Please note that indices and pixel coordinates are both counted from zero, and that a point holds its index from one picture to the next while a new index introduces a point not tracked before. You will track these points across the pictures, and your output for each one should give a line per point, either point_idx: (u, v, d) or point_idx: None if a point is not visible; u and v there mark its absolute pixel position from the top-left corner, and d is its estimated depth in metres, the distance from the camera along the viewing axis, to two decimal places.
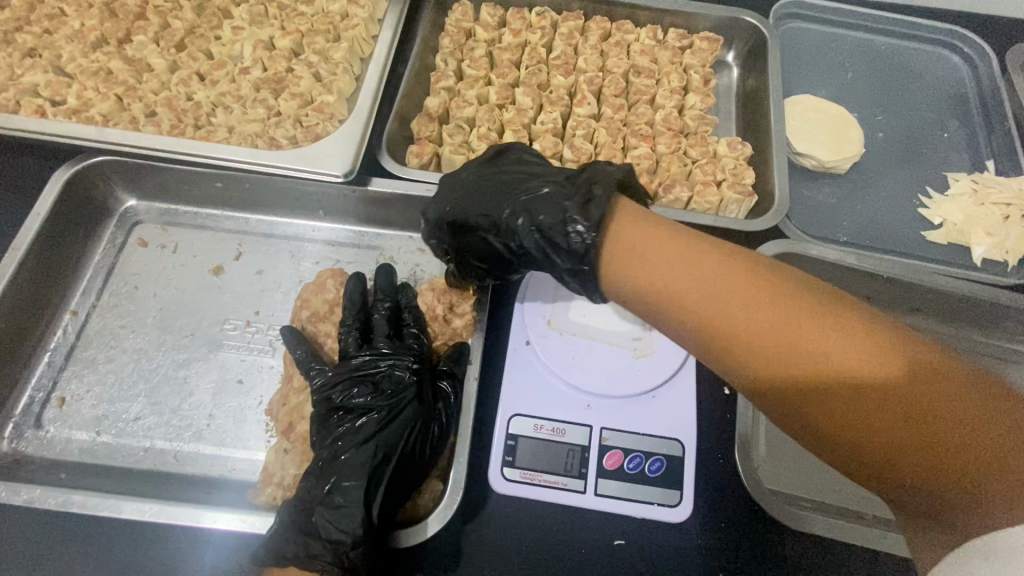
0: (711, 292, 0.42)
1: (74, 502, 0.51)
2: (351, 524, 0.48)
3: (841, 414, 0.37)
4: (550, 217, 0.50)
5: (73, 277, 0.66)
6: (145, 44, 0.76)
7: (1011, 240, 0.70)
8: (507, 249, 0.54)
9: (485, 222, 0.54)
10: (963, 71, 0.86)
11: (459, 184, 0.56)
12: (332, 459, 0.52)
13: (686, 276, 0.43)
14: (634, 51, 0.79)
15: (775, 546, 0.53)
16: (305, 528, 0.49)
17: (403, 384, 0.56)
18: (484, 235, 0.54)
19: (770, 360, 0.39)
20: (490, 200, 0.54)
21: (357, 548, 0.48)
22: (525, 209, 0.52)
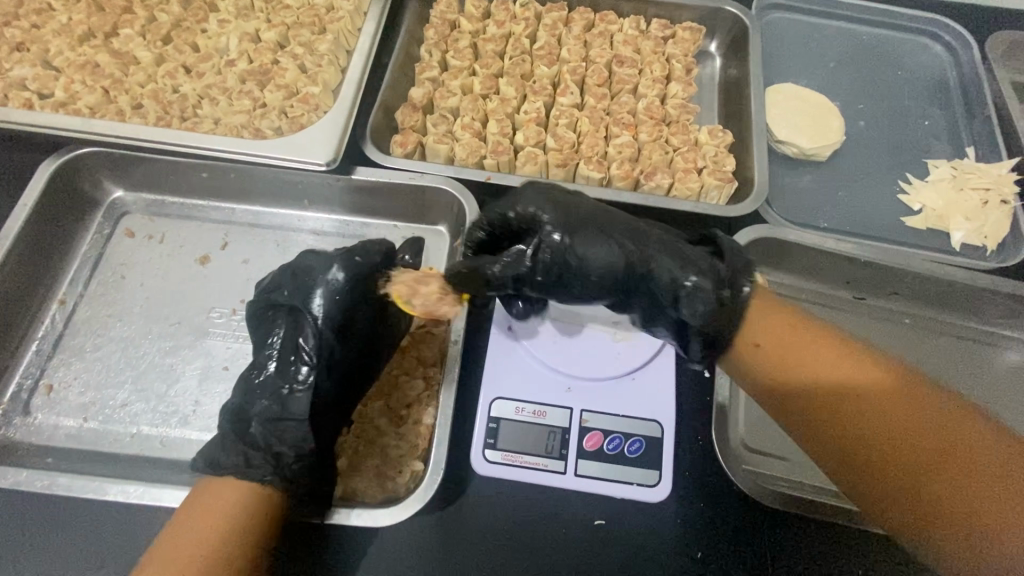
0: (804, 349, 0.48)
1: (61, 485, 0.52)
2: (297, 436, 0.51)
3: (884, 468, 0.44)
4: (688, 253, 0.51)
5: (61, 266, 0.67)
6: (132, 38, 0.77)
7: (989, 225, 0.70)
8: (611, 266, 0.51)
9: (592, 235, 0.52)
10: (945, 60, 0.87)
11: (562, 193, 0.56)
12: (273, 371, 0.54)
13: (784, 334, 0.49)
14: (617, 41, 0.80)
15: (752, 523, 0.54)
16: (246, 439, 0.51)
17: (345, 295, 0.57)
18: (590, 244, 0.52)
19: (830, 412, 0.47)
20: (611, 224, 0.53)
21: (300, 461, 0.51)
22: (653, 237, 0.52)
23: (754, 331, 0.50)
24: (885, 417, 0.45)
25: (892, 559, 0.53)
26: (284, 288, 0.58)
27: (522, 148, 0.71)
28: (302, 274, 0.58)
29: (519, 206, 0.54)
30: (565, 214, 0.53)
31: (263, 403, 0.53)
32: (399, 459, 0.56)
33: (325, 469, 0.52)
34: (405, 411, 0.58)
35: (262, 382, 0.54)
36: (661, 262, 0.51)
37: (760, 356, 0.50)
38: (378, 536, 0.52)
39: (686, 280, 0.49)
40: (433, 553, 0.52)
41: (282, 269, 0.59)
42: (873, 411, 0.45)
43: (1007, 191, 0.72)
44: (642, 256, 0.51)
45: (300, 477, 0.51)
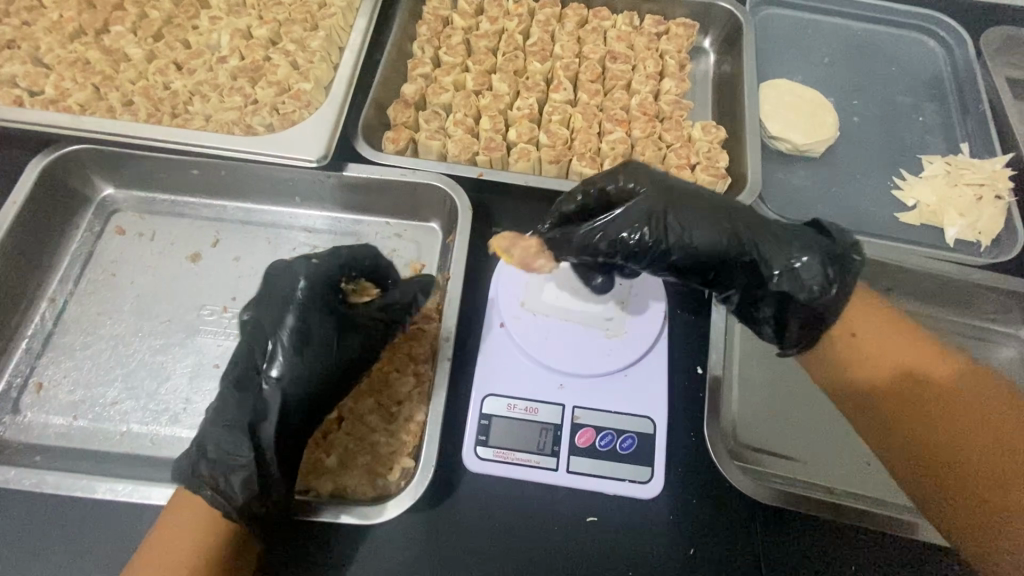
0: (893, 348, 0.52)
1: (48, 483, 0.52)
2: (234, 447, 0.49)
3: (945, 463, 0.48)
4: (801, 241, 0.51)
5: (51, 264, 0.66)
6: (123, 34, 0.77)
7: (983, 221, 0.70)
8: (717, 243, 0.51)
9: (692, 209, 0.51)
10: (940, 56, 0.87)
11: (664, 174, 0.55)
12: (241, 379, 0.52)
13: (878, 335, 0.53)
14: (611, 37, 0.80)
15: (744, 519, 0.54)
16: (197, 447, 0.49)
17: (306, 304, 0.54)
18: (692, 216, 0.51)
19: (897, 402, 0.51)
20: (722, 207, 0.52)
21: (235, 476, 0.48)
22: (761, 221, 0.52)
23: (846, 326, 0.54)
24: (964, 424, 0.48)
25: (885, 555, 0.53)
26: (263, 295, 0.56)
27: (515, 144, 0.71)
28: (277, 277, 0.56)
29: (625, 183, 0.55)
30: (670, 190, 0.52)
31: (221, 409, 0.51)
32: (390, 457, 0.55)
33: (261, 486, 0.48)
34: (396, 408, 0.58)
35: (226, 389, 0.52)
36: (772, 245, 0.51)
37: (842, 355, 0.54)
38: (369, 534, 0.52)
39: (794, 265, 0.51)
40: (424, 550, 0.52)
41: (264, 277, 0.57)
42: (943, 412, 0.49)
43: (1001, 186, 0.72)
44: (757, 239, 0.51)
45: (233, 495, 0.48)
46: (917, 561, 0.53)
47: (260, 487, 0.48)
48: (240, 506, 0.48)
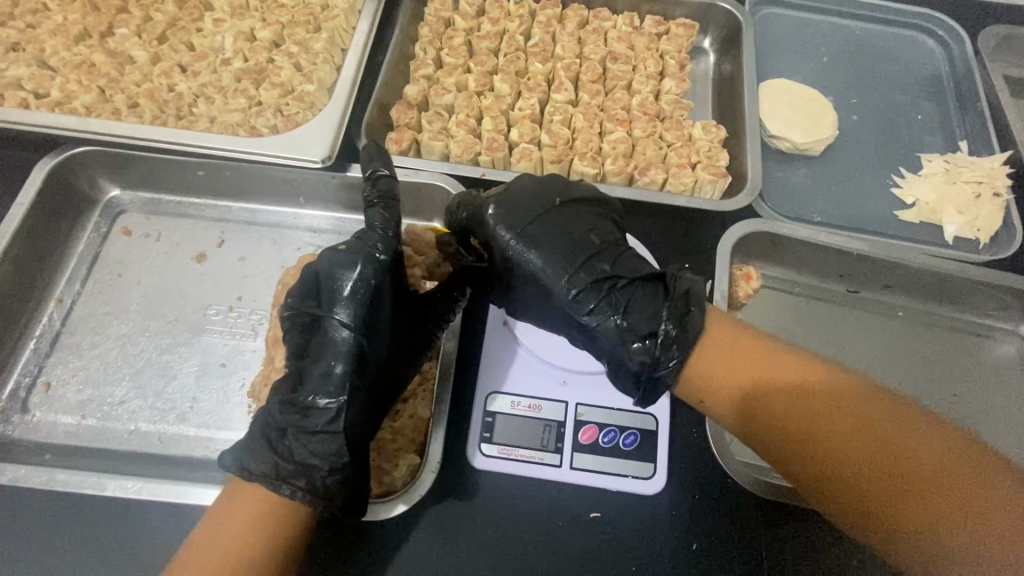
0: (760, 368, 0.50)
1: (58, 481, 0.53)
2: (333, 450, 0.49)
3: (832, 472, 0.46)
4: (636, 317, 0.53)
5: (57, 265, 0.67)
6: (127, 37, 0.77)
7: (982, 218, 0.71)
8: (559, 292, 0.54)
9: (536, 266, 0.55)
10: (938, 55, 0.87)
11: (530, 213, 0.57)
12: (310, 380, 0.51)
13: (740, 357, 0.51)
14: (611, 38, 0.80)
15: (746, 515, 0.55)
16: (279, 449, 0.49)
17: (366, 303, 0.52)
18: (536, 276, 0.55)
19: (777, 421, 0.48)
20: (555, 257, 0.55)
21: (333, 475, 0.49)
22: (600, 286, 0.54)
23: (709, 361, 0.51)
24: (833, 423, 0.47)
25: None
26: (327, 284, 0.53)
27: (517, 144, 0.72)
28: (326, 279, 0.53)
29: (486, 226, 0.57)
30: (527, 243, 0.55)
31: (307, 410, 0.51)
32: (396, 453, 0.56)
33: (357, 481, 0.50)
34: (401, 405, 0.59)
35: (292, 397, 0.51)
36: (602, 319, 0.53)
37: (708, 376, 0.51)
38: (375, 529, 0.52)
39: (626, 343, 0.52)
40: (431, 547, 0.52)
41: (309, 274, 0.54)
42: (812, 420, 0.47)
43: (999, 184, 0.72)
44: (586, 306, 0.54)
45: (333, 493, 0.49)
46: None
47: (356, 481, 0.50)
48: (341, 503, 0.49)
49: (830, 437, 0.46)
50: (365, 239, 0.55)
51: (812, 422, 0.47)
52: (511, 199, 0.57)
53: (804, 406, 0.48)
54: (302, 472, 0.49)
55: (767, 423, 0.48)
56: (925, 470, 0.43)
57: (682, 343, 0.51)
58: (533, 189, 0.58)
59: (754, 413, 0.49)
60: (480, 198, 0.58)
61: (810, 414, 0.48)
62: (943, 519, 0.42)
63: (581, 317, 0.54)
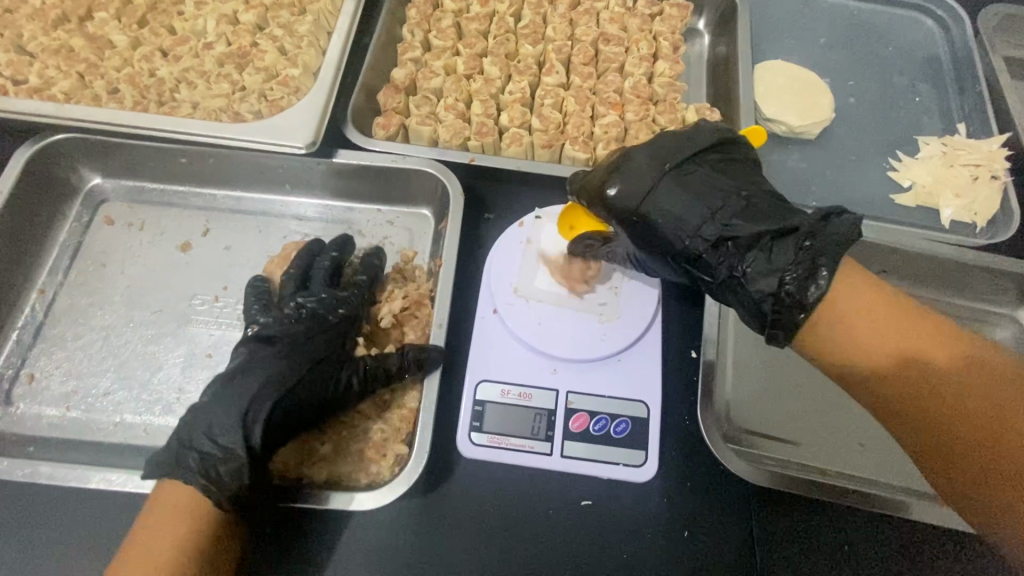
0: (909, 336, 0.45)
1: (41, 474, 0.52)
2: (232, 440, 0.50)
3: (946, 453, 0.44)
4: (773, 265, 0.45)
5: (39, 255, 0.66)
6: (107, 21, 0.75)
7: (979, 202, 0.70)
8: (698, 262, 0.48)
9: (669, 191, 0.49)
10: (937, 36, 0.86)
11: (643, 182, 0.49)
12: (234, 386, 0.53)
13: (882, 331, 0.45)
14: (604, 19, 0.78)
15: (739, 502, 0.54)
16: (185, 440, 0.51)
17: (325, 320, 0.58)
18: (672, 196, 0.49)
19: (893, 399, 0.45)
20: (681, 228, 0.48)
21: (227, 465, 0.49)
22: (745, 212, 0.48)
23: (842, 333, 0.45)
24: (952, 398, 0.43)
25: (880, 532, 0.54)
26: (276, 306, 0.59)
27: (507, 129, 0.70)
28: (292, 295, 0.59)
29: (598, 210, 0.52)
30: (679, 172, 0.50)
31: (220, 403, 0.52)
32: (383, 444, 0.56)
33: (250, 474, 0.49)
34: (389, 395, 0.58)
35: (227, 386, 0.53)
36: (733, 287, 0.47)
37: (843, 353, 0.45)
38: (365, 519, 0.52)
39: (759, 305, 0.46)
40: (420, 536, 0.52)
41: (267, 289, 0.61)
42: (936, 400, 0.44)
43: (998, 166, 0.71)
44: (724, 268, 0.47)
45: (225, 485, 0.49)
46: (899, 541, 0.54)
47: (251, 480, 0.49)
48: (230, 492, 0.49)
49: (1007, 428, 0.42)
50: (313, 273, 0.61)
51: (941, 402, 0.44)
52: (684, 139, 0.52)
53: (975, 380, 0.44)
54: (200, 469, 0.49)
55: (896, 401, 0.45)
56: None
57: (816, 249, 0.45)
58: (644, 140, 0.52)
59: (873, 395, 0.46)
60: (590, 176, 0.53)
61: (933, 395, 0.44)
62: None
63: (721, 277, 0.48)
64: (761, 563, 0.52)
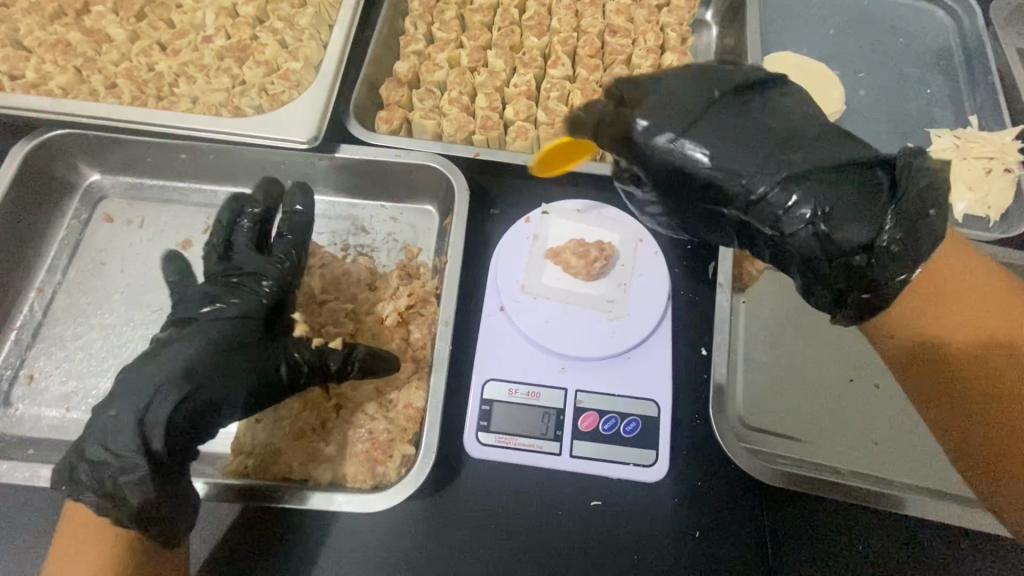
0: (999, 312, 0.42)
1: (41, 476, 0.51)
2: (125, 448, 0.47)
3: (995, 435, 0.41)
4: (855, 207, 0.43)
5: (36, 254, 0.65)
6: (104, 14, 0.74)
7: (993, 195, 0.68)
8: (762, 203, 0.45)
9: (715, 127, 0.47)
10: (948, 26, 0.84)
11: (685, 115, 0.47)
12: (140, 374, 0.49)
13: (959, 300, 0.43)
14: (610, 11, 0.77)
15: (749, 503, 0.53)
16: (80, 446, 0.48)
17: (237, 302, 0.54)
18: (723, 132, 0.47)
19: (947, 370, 0.43)
20: (737, 164, 0.46)
21: (127, 475, 0.47)
22: (817, 144, 0.46)
23: (918, 299, 0.44)
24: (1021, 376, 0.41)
25: (894, 532, 0.53)
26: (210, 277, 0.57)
27: (512, 123, 0.69)
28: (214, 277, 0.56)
29: (647, 146, 0.48)
30: (726, 108, 0.48)
31: (123, 390, 0.49)
32: (389, 444, 0.55)
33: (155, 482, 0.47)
34: (394, 395, 0.57)
35: (126, 375, 0.50)
36: (802, 236, 0.44)
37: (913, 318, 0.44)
38: (371, 520, 0.51)
39: (837, 254, 0.43)
40: (428, 539, 0.51)
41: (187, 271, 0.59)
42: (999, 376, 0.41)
43: (1011, 159, 0.69)
44: (796, 209, 0.44)
45: (124, 500, 0.47)
46: (914, 541, 0.53)
47: (158, 488, 0.47)
48: (137, 509, 0.47)
49: None
50: (237, 235, 0.60)
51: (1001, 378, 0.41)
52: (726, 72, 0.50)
53: (1009, 360, 0.41)
54: (105, 486, 0.47)
55: (949, 373, 0.43)
56: None
57: (904, 193, 0.42)
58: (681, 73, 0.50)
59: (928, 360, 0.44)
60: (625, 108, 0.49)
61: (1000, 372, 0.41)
62: None
63: (791, 219, 0.44)
64: (773, 565, 0.51)
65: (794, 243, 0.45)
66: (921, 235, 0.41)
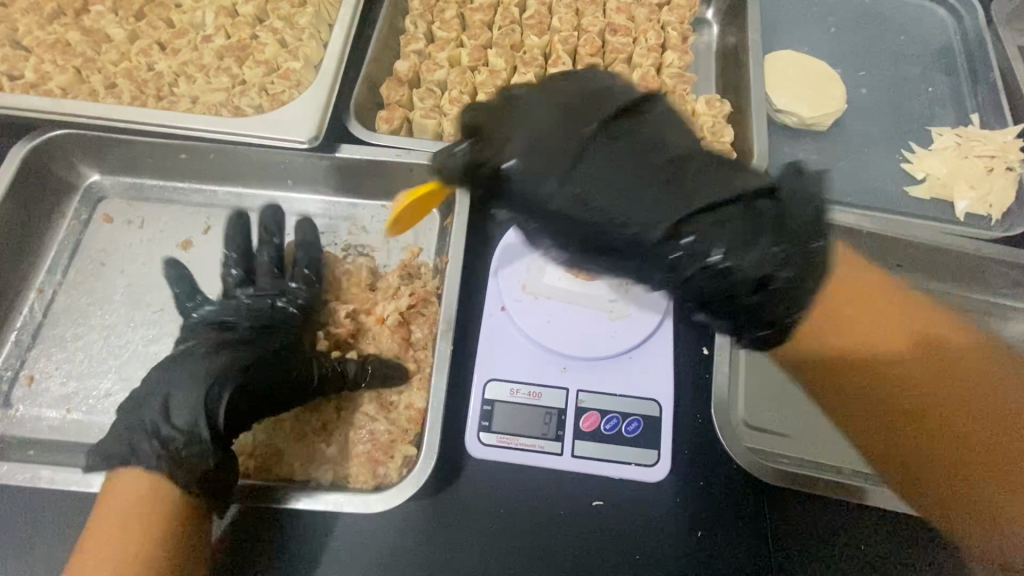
0: (870, 319, 0.46)
1: (42, 478, 0.51)
2: (191, 420, 0.50)
3: (899, 424, 0.45)
4: (746, 245, 0.43)
5: (36, 254, 0.64)
6: (103, 14, 0.74)
7: (995, 194, 0.68)
8: (663, 246, 0.44)
9: (592, 168, 0.45)
10: (949, 25, 0.84)
11: (561, 160, 0.45)
12: (189, 363, 0.54)
13: (845, 308, 0.46)
14: (610, 9, 0.76)
15: (751, 503, 0.53)
16: (141, 424, 0.51)
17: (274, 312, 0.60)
18: (597, 173, 0.45)
19: (861, 376, 0.45)
20: (625, 209, 0.44)
21: (190, 445, 0.49)
22: (701, 174, 0.45)
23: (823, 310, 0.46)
24: (904, 373, 0.44)
25: (896, 531, 0.53)
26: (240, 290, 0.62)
27: None
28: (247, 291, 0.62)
29: (526, 190, 0.45)
30: (597, 143, 0.46)
31: (174, 381, 0.53)
32: (390, 444, 0.55)
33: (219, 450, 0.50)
34: (395, 397, 0.57)
35: (182, 364, 0.54)
36: (700, 278, 0.44)
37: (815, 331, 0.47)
38: (373, 521, 0.51)
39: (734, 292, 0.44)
40: (430, 539, 0.51)
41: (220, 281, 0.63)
42: (873, 378, 0.45)
43: (1013, 157, 0.69)
44: (697, 252, 0.43)
45: (189, 465, 0.48)
46: (916, 540, 0.53)
47: (217, 459, 0.49)
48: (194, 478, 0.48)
49: (982, 409, 0.43)
50: (260, 266, 0.64)
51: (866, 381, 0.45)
52: (591, 100, 0.48)
53: (871, 357, 0.45)
54: (171, 455, 0.49)
55: (889, 383, 0.45)
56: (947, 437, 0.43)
57: (784, 228, 0.44)
58: (543, 104, 0.47)
59: (841, 362, 0.46)
60: (498, 149, 0.46)
61: (870, 369, 0.45)
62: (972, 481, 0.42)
63: (688, 263, 0.43)
64: (775, 564, 0.51)
65: (694, 284, 0.44)
66: (804, 266, 0.44)
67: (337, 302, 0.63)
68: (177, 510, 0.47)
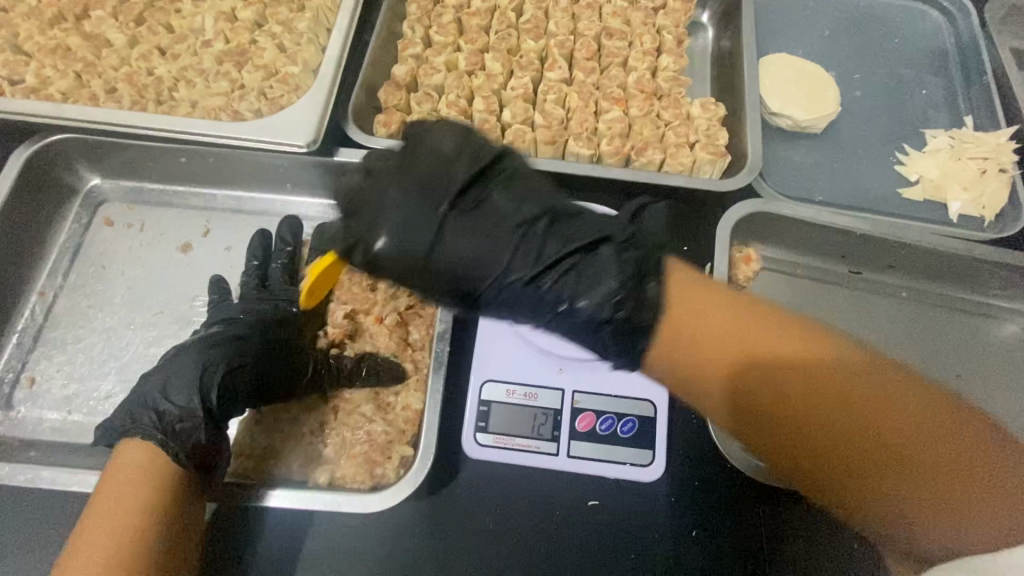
0: (745, 329, 0.42)
1: (42, 479, 0.51)
2: (187, 398, 0.53)
3: (805, 438, 0.41)
4: (599, 288, 0.43)
5: (37, 258, 0.65)
6: (103, 19, 0.74)
7: (987, 196, 0.69)
8: (531, 299, 0.44)
9: (456, 236, 0.44)
10: (943, 28, 0.85)
11: (425, 236, 0.43)
12: (192, 350, 0.56)
13: (705, 315, 0.42)
14: (606, 14, 0.77)
15: (744, 502, 0.54)
16: (143, 394, 0.54)
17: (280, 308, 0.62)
18: (461, 238, 0.44)
19: (748, 398, 0.41)
20: (493, 266, 0.44)
21: (184, 420, 0.52)
22: (548, 232, 0.45)
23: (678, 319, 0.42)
24: (810, 382, 0.41)
25: None
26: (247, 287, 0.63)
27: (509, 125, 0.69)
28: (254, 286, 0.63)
29: (390, 262, 0.43)
30: (456, 211, 0.44)
31: (174, 366, 0.55)
32: (387, 445, 0.55)
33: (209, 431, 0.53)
34: (393, 398, 0.58)
35: (187, 347, 0.56)
36: (570, 322, 0.44)
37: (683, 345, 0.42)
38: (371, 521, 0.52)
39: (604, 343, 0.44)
40: (428, 539, 0.52)
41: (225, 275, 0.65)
42: (772, 390, 0.41)
43: (1006, 159, 0.70)
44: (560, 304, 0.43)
45: (182, 437, 0.52)
46: None
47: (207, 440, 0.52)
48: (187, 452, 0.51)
49: (886, 415, 0.40)
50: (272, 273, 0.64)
51: (775, 399, 0.40)
52: (448, 163, 0.46)
53: (772, 372, 0.41)
54: (165, 429, 0.52)
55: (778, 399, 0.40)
56: (875, 448, 0.39)
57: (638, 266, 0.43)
58: (393, 177, 0.45)
59: (742, 380, 0.41)
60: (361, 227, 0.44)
61: (768, 391, 0.41)
62: (878, 491, 0.40)
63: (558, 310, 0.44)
64: (768, 562, 0.52)
65: (566, 322, 0.44)
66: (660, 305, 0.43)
67: (338, 301, 0.62)
68: (175, 480, 0.50)
